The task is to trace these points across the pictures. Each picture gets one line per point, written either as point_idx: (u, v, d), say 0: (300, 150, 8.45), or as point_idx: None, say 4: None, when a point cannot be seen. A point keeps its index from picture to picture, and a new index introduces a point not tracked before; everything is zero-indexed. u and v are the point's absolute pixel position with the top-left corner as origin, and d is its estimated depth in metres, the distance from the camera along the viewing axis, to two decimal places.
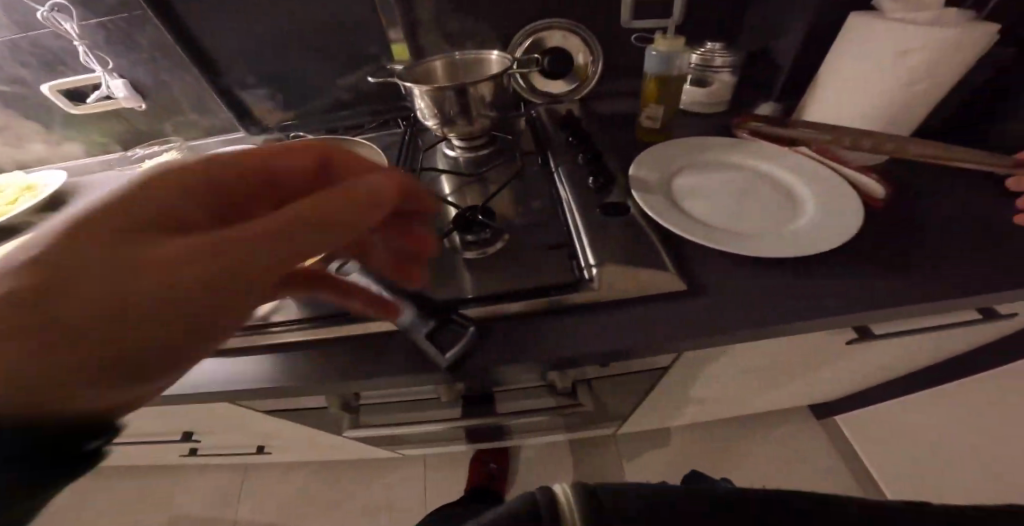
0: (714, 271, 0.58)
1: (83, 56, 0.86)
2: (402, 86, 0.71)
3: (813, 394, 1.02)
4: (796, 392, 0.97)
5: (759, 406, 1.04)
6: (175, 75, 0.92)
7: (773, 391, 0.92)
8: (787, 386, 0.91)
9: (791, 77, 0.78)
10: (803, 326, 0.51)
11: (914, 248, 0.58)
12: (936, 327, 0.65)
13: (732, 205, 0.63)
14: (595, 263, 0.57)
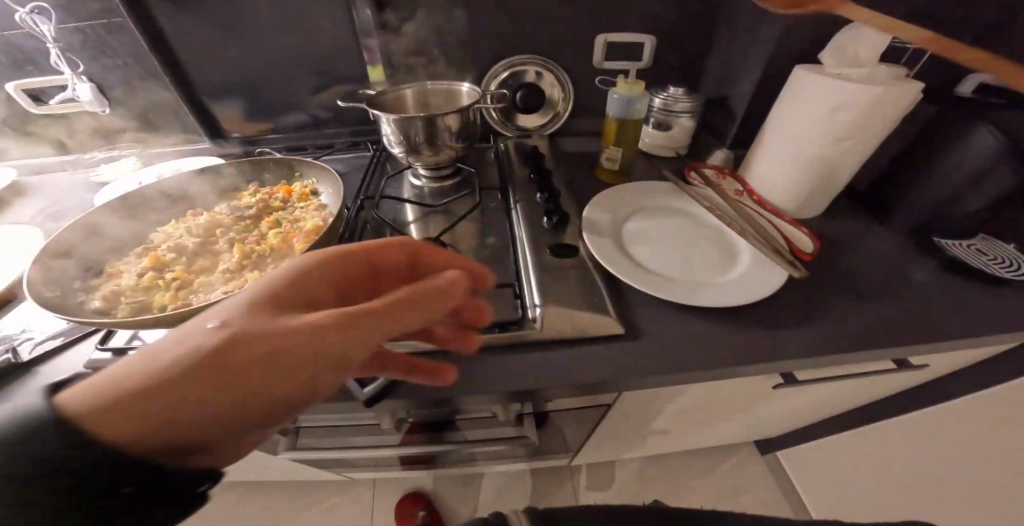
0: (652, 315, 0.59)
1: (53, 57, 0.82)
2: (371, 112, 0.72)
3: (757, 429, 1.06)
4: (739, 427, 0.99)
5: (705, 440, 1.07)
6: (146, 83, 0.89)
7: (716, 426, 0.95)
8: (730, 423, 0.93)
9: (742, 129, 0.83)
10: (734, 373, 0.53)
11: (841, 301, 0.61)
12: (861, 374, 0.68)
13: (673, 251, 0.65)
14: (540, 303, 0.58)
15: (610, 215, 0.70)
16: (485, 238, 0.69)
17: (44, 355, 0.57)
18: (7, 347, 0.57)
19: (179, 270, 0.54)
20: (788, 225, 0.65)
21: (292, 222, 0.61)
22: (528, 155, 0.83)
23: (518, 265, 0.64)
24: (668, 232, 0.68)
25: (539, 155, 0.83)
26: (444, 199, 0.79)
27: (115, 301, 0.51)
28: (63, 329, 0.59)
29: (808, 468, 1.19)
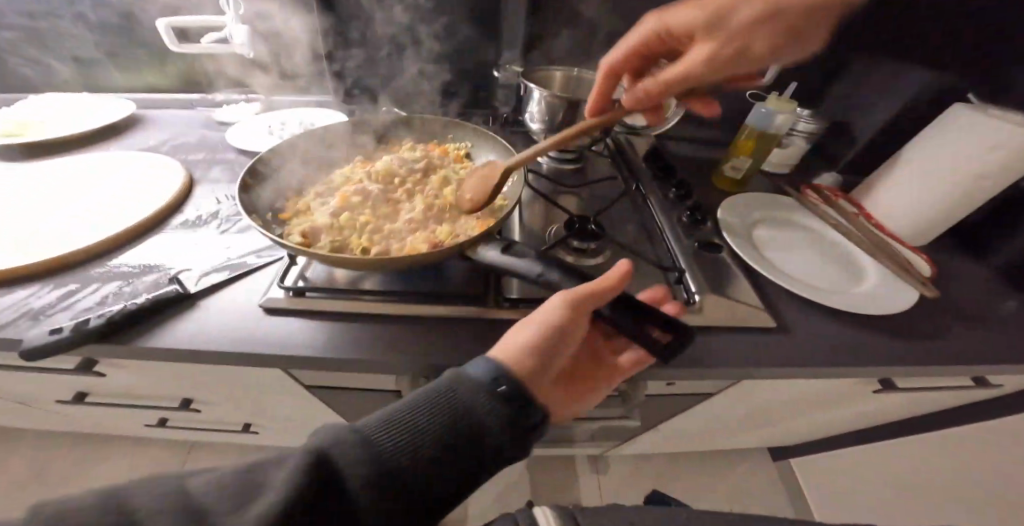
0: (790, 312, 0.63)
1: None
2: (524, 87, 0.76)
3: (792, 436, 1.09)
4: (785, 430, 1.04)
5: (744, 439, 1.11)
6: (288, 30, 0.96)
7: (769, 425, 0.99)
8: (784, 424, 0.98)
9: None
10: (876, 370, 0.57)
11: (954, 317, 0.66)
12: (940, 385, 0.75)
13: (803, 259, 0.70)
14: (695, 291, 0.62)
15: (742, 220, 0.73)
16: (624, 224, 0.73)
17: (209, 288, 0.57)
18: (168, 275, 0.56)
19: (362, 217, 0.55)
20: (908, 251, 0.71)
21: (460, 186, 0.62)
22: (654, 151, 0.86)
23: (662, 252, 0.68)
24: (796, 242, 0.73)
25: (664, 153, 0.86)
26: (571, 182, 0.82)
27: (315, 236, 0.52)
28: (225, 264, 0.59)
29: (818, 486, 1.20)
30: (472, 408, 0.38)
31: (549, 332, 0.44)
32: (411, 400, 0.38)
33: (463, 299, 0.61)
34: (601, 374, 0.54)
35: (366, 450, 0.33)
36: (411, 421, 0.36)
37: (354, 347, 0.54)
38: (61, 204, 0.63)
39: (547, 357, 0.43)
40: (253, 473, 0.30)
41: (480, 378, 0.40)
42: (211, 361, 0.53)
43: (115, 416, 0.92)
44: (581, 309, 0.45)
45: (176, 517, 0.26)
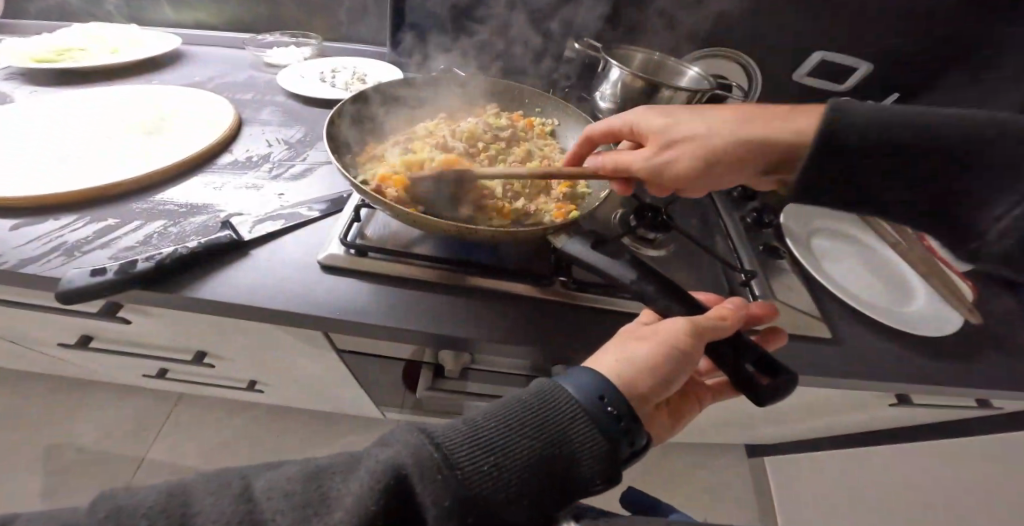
0: (847, 324, 0.64)
1: None
2: (606, 63, 0.76)
3: (778, 437, 1.12)
4: (779, 433, 1.08)
5: (735, 437, 1.14)
6: None
7: (766, 427, 1.02)
8: (783, 427, 1.01)
9: None
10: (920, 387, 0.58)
11: (988, 343, 0.68)
12: (953, 405, 0.78)
13: (858, 274, 0.71)
14: (759, 294, 0.62)
15: (802, 226, 0.76)
16: (687, 218, 0.73)
17: (262, 237, 0.53)
18: (217, 219, 0.54)
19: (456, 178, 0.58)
20: (955, 276, 0.72)
21: (548, 163, 0.64)
22: None
23: (726, 249, 0.68)
24: (850, 257, 0.74)
25: None
26: (632, 168, 0.81)
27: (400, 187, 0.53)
28: (277, 213, 0.56)
29: (785, 487, 1.21)
30: (565, 430, 0.32)
31: (661, 363, 0.39)
32: (497, 412, 0.33)
33: (525, 278, 0.55)
34: (686, 396, 0.51)
35: (451, 472, 0.28)
36: (497, 438, 0.31)
37: (414, 315, 0.50)
38: (103, 141, 0.62)
39: (654, 389, 0.39)
40: (317, 480, 0.28)
41: (577, 396, 0.34)
42: (255, 316, 0.48)
43: (111, 362, 0.87)
44: (697, 341, 0.40)
45: (277, 502, 0.26)
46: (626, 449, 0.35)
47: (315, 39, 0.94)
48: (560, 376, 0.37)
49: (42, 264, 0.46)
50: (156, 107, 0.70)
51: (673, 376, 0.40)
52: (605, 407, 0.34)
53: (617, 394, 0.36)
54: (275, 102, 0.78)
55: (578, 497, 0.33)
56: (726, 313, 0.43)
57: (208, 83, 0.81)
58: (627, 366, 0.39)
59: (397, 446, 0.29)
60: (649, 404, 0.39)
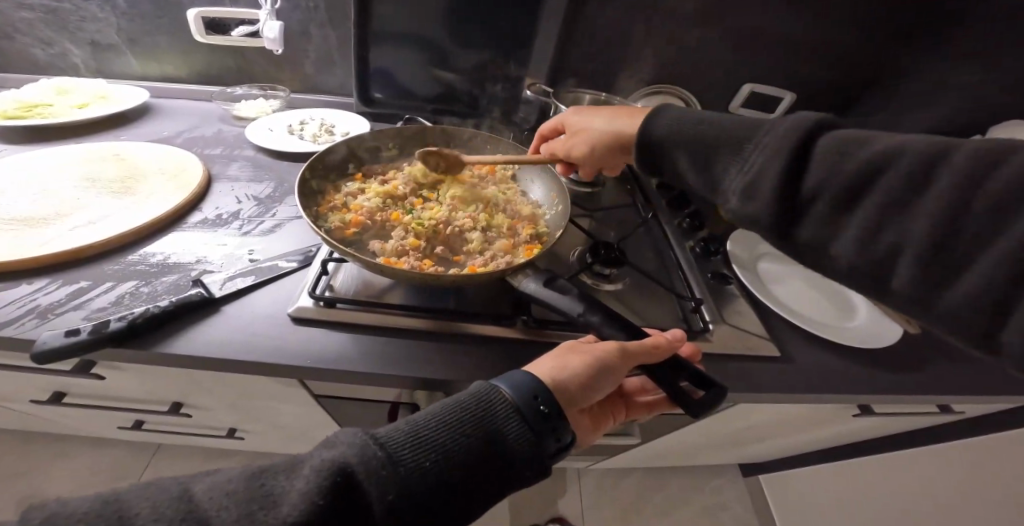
0: (797, 341, 0.68)
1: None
2: (555, 106, 0.80)
3: (760, 451, 1.14)
4: (764, 449, 1.10)
5: (722, 455, 1.16)
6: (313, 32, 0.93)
7: (748, 442, 1.04)
8: (766, 441, 1.03)
9: None
10: (858, 396, 0.62)
11: (926, 350, 0.72)
12: (908, 409, 0.82)
13: (802, 293, 0.76)
14: (709, 320, 0.66)
15: (748, 252, 0.81)
16: (642, 252, 0.78)
17: (232, 293, 0.55)
18: (188, 277, 0.56)
19: (428, 219, 0.61)
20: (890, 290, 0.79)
21: (509, 207, 0.68)
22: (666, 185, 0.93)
23: (681, 279, 0.73)
24: (796, 279, 0.79)
25: (676, 186, 0.93)
26: (590, 205, 0.86)
27: (393, 245, 0.57)
28: (248, 269, 0.58)
29: (784, 497, 1.24)
30: (499, 428, 0.36)
31: (594, 376, 0.42)
32: (438, 413, 0.36)
33: (490, 318, 0.59)
34: (617, 402, 0.51)
35: (389, 470, 0.31)
36: (436, 437, 0.35)
37: (378, 358, 0.53)
38: (72, 202, 0.65)
39: (583, 397, 0.42)
40: (259, 481, 0.29)
41: (511, 397, 0.38)
42: (224, 367, 0.51)
43: (87, 416, 0.86)
44: (627, 362, 0.44)
45: (227, 499, 0.28)
46: (555, 444, 0.38)
47: (284, 91, 0.98)
48: (499, 379, 0.40)
49: (15, 327, 0.48)
50: (126, 165, 0.73)
51: (598, 389, 0.43)
52: (537, 405, 0.38)
53: (550, 394, 0.39)
54: (244, 157, 0.82)
55: (514, 486, 0.36)
56: (661, 343, 0.45)
57: (176, 138, 0.85)
58: (561, 373, 0.42)
59: (343, 444, 0.32)
60: (576, 409, 0.42)
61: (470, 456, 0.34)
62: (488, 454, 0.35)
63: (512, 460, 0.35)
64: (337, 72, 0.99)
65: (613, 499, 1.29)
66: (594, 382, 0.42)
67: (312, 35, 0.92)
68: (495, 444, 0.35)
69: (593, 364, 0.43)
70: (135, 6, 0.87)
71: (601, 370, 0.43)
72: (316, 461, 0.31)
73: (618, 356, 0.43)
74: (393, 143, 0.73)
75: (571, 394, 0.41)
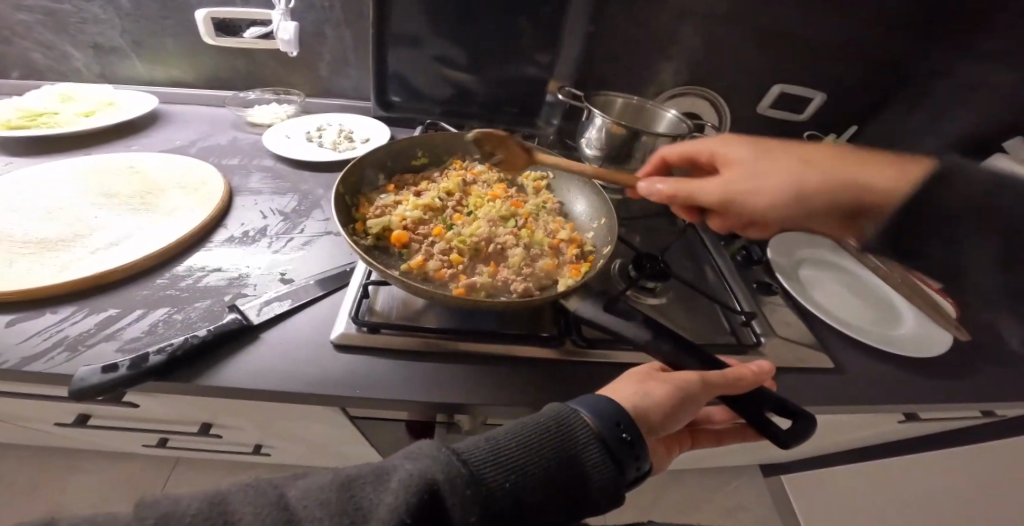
0: (848, 352, 0.66)
1: None
2: (587, 111, 0.74)
3: (790, 453, 1.11)
4: (794, 451, 1.08)
5: (750, 457, 1.14)
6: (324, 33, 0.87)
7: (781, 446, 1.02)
8: (802, 445, 1.00)
9: None
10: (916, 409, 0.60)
11: (977, 358, 0.70)
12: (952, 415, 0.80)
13: (847, 300, 0.74)
14: (761, 333, 0.63)
15: (789, 258, 0.78)
16: (682, 262, 0.75)
17: (271, 319, 0.52)
18: (222, 303, 0.53)
19: (468, 235, 0.57)
20: (936, 294, 0.76)
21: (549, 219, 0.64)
22: None
23: (726, 292, 0.70)
24: (839, 285, 0.77)
25: None
26: (621, 212, 0.83)
27: (434, 266, 0.53)
28: (285, 292, 0.55)
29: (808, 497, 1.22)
30: (580, 452, 0.34)
31: (674, 406, 0.40)
32: (518, 430, 0.34)
33: (537, 341, 0.56)
34: (685, 430, 0.49)
35: (474, 489, 0.29)
36: (517, 456, 0.32)
37: (428, 383, 0.51)
38: (88, 218, 0.60)
39: (663, 426, 0.40)
40: (349, 491, 0.28)
41: (592, 423, 0.36)
42: (268, 397, 0.48)
43: (108, 434, 0.83)
44: (708, 393, 0.41)
45: (319, 508, 0.26)
46: (633, 473, 0.36)
47: (297, 96, 0.90)
48: (575, 401, 0.38)
49: (45, 362, 0.45)
50: (141, 177, 0.67)
51: (679, 420, 0.41)
52: (619, 433, 0.36)
53: (630, 421, 0.37)
54: (261, 167, 0.77)
55: (587, 513, 0.34)
56: (743, 374, 0.43)
57: (189, 147, 0.77)
58: (640, 400, 0.40)
59: (427, 454, 0.30)
60: (655, 439, 0.40)
61: (549, 481, 0.32)
62: (566, 480, 0.33)
63: (589, 485, 0.33)
64: (352, 74, 0.90)
65: (639, 500, 1.28)
66: (675, 413, 0.40)
67: (326, 36, 0.84)
68: (573, 469, 0.33)
69: (675, 392, 0.41)
70: (140, 7, 0.78)
71: (682, 401, 0.41)
72: (400, 472, 0.29)
73: (701, 386, 0.41)
74: (422, 152, 0.68)
75: (653, 425, 0.39)
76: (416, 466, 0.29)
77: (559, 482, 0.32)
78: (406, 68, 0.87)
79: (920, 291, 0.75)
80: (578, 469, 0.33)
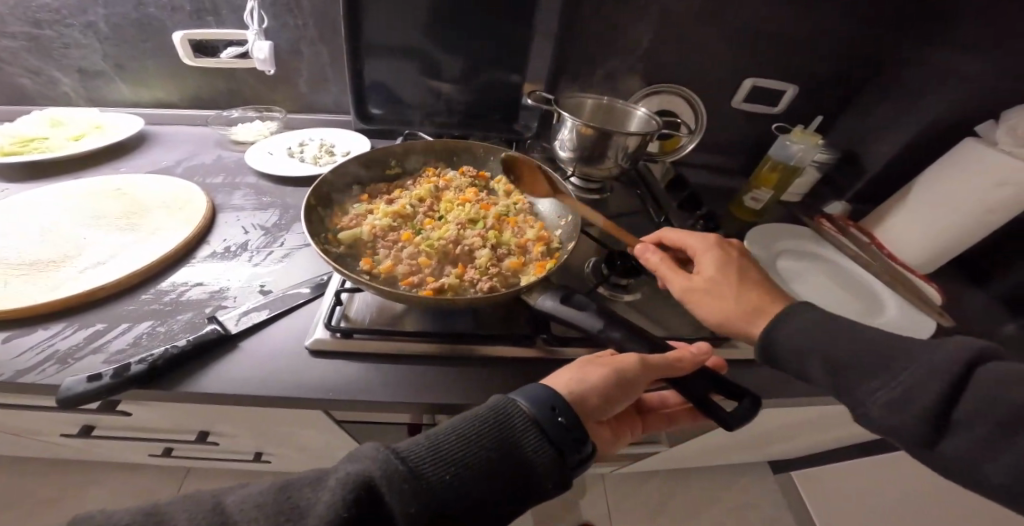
0: None
1: (246, 12, 0.78)
2: (558, 115, 0.75)
3: (794, 449, 1.10)
4: (796, 446, 1.07)
5: (753, 454, 1.13)
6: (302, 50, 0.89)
7: (781, 442, 1.01)
8: (800, 440, 0.98)
9: (873, 185, 0.89)
10: None
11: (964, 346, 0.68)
12: None
13: (826, 288, 0.73)
14: None
15: (767, 249, 0.78)
16: None
17: (248, 328, 0.55)
18: (203, 315, 0.56)
19: (437, 238, 0.58)
20: (919, 279, 0.75)
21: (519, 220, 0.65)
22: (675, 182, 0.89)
23: None
24: (819, 272, 0.76)
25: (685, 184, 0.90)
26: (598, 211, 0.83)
27: (400, 269, 0.54)
28: (262, 302, 0.58)
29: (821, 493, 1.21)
30: (518, 440, 0.35)
31: (613, 389, 0.41)
32: (458, 425, 0.36)
33: (506, 340, 0.57)
34: (635, 416, 0.50)
35: (410, 483, 0.30)
36: (456, 449, 0.34)
37: (398, 385, 0.52)
38: (79, 238, 0.63)
39: (602, 411, 0.40)
40: (286, 493, 0.30)
41: (530, 411, 0.37)
42: (245, 403, 0.50)
43: (114, 446, 0.86)
44: (648, 375, 0.42)
45: (257, 511, 0.29)
46: (577, 454, 0.36)
47: (279, 112, 0.92)
48: (516, 391, 0.39)
49: (37, 374, 0.48)
50: (128, 198, 0.70)
51: (618, 403, 0.41)
52: (556, 417, 0.36)
53: (568, 406, 0.38)
54: (245, 184, 0.79)
55: (537, 498, 0.35)
56: (684, 356, 0.43)
57: (176, 167, 0.80)
58: (578, 386, 0.40)
59: (367, 453, 0.32)
60: (596, 423, 0.40)
61: (487, 470, 0.33)
62: (506, 468, 0.34)
63: (530, 472, 0.34)
64: (332, 89, 0.93)
65: (644, 499, 1.28)
66: (615, 397, 0.41)
67: (303, 53, 0.86)
68: (512, 457, 0.34)
69: (614, 376, 0.41)
70: (120, 32, 0.80)
71: (621, 386, 0.41)
72: (336, 474, 0.30)
73: (641, 368, 0.42)
74: (395, 161, 0.70)
75: (592, 409, 0.40)
76: (353, 468, 0.31)
77: (499, 470, 0.33)
78: (385, 80, 0.88)
79: (903, 277, 0.74)
80: (516, 456, 0.34)
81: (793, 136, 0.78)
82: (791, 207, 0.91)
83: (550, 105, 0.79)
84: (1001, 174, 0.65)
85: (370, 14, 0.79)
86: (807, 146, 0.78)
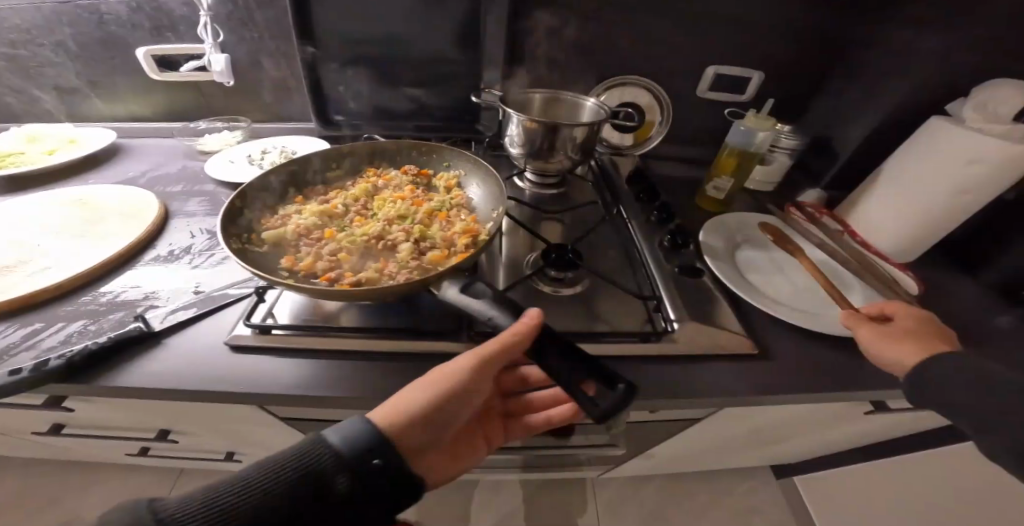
0: (778, 337, 0.60)
1: (200, 26, 0.81)
2: (502, 112, 0.75)
3: (789, 453, 1.03)
4: (792, 451, 0.99)
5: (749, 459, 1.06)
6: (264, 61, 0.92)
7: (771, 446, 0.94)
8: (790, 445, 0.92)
9: (849, 170, 0.83)
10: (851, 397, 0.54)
11: None
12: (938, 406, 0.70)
13: (787, 279, 0.69)
14: (676, 317, 0.59)
15: (727, 240, 0.74)
16: (606, 252, 0.72)
17: (174, 326, 0.56)
18: (133, 314, 0.58)
19: (360, 235, 0.58)
20: (894, 269, 0.69)
21: (453, 216, 0.64)
22: (633, 173, 0.87)
23: (647, 280, 0.66)
24: (781, 263, 0.72)
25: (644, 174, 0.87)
26: (550, 207, 0.81)
27: (318, 265, 0.54)
28: (192, 301, 0.59)
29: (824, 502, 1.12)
30: (318, 487, 0.35)
31: (443, 399, 0.41)
32: (252, 475, 0.34)
33: (430, 334, 0.56)
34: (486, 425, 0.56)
35: None
36: (241, 503, 0.33)
37: (310, 378, 0.52)
38: (34, 245, 0.67)
39: (433, 419, 0.41)
40: None
41: (337, 453, 0.36)
42: (160, 398, 0.51)
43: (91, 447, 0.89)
44: (479, 374, 0.43)
45: None
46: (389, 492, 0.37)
47: (244, 122, 0.95)
48: (333, 427, 0.38)
49: None
50: (86, 208, 0.74)
51: (452, 406, 0.42)
52: (367, 459, 0.36)
53: (384, 441, 0.37)
54: (202, 192, 0.82)
55: None
56: (521, 328, 0.42)
57: (140, 178, 0.84)
58: (406, 405, 0.40)
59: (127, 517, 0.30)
60: (428, 434, 0.41)
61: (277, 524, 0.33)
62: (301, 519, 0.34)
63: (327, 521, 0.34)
64: (295, 97, 0.95)
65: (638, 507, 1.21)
66: (446, 403, 0.41)
67: (262, 64, 0.90)
68: (308, 507, 0.34)
69: (443, 386, 0.42)
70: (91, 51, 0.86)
71: (451, 393, 0.42)
72: None
73: (471, 369, 0.42)
74: (336, 161, 0.69)
75: (420, 422, 0.40)
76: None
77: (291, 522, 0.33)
78: (342, 86, 0.90)
79: (875, 267, 0.69)
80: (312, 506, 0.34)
81: (748, 121, 0.74)
82: (761, 197, 0.87)
83: (496, 101, 0.78)
84: (970, 153, 0.61)
85: (319, 22, 0.81)
86: (764, 129, 0.75)
